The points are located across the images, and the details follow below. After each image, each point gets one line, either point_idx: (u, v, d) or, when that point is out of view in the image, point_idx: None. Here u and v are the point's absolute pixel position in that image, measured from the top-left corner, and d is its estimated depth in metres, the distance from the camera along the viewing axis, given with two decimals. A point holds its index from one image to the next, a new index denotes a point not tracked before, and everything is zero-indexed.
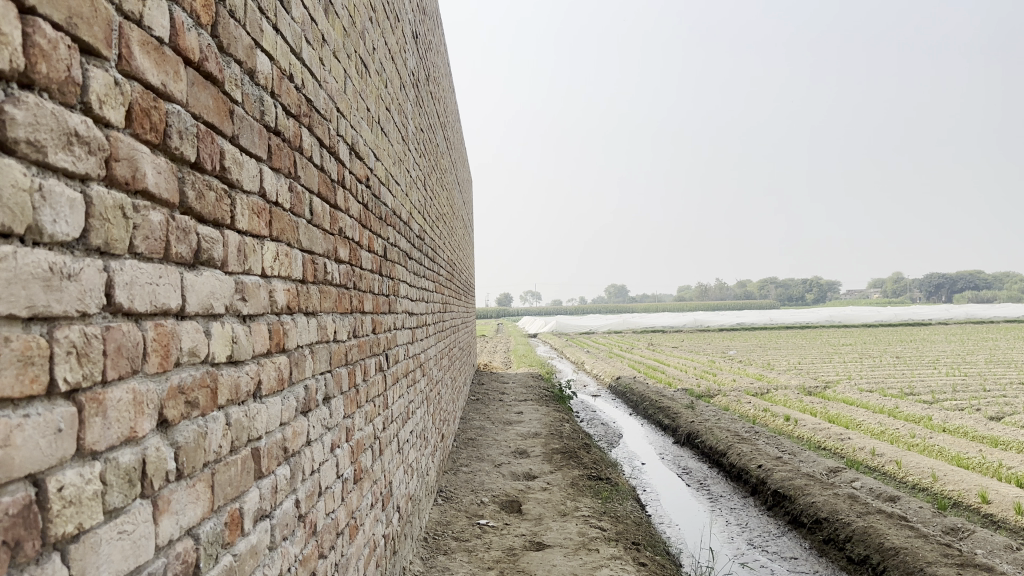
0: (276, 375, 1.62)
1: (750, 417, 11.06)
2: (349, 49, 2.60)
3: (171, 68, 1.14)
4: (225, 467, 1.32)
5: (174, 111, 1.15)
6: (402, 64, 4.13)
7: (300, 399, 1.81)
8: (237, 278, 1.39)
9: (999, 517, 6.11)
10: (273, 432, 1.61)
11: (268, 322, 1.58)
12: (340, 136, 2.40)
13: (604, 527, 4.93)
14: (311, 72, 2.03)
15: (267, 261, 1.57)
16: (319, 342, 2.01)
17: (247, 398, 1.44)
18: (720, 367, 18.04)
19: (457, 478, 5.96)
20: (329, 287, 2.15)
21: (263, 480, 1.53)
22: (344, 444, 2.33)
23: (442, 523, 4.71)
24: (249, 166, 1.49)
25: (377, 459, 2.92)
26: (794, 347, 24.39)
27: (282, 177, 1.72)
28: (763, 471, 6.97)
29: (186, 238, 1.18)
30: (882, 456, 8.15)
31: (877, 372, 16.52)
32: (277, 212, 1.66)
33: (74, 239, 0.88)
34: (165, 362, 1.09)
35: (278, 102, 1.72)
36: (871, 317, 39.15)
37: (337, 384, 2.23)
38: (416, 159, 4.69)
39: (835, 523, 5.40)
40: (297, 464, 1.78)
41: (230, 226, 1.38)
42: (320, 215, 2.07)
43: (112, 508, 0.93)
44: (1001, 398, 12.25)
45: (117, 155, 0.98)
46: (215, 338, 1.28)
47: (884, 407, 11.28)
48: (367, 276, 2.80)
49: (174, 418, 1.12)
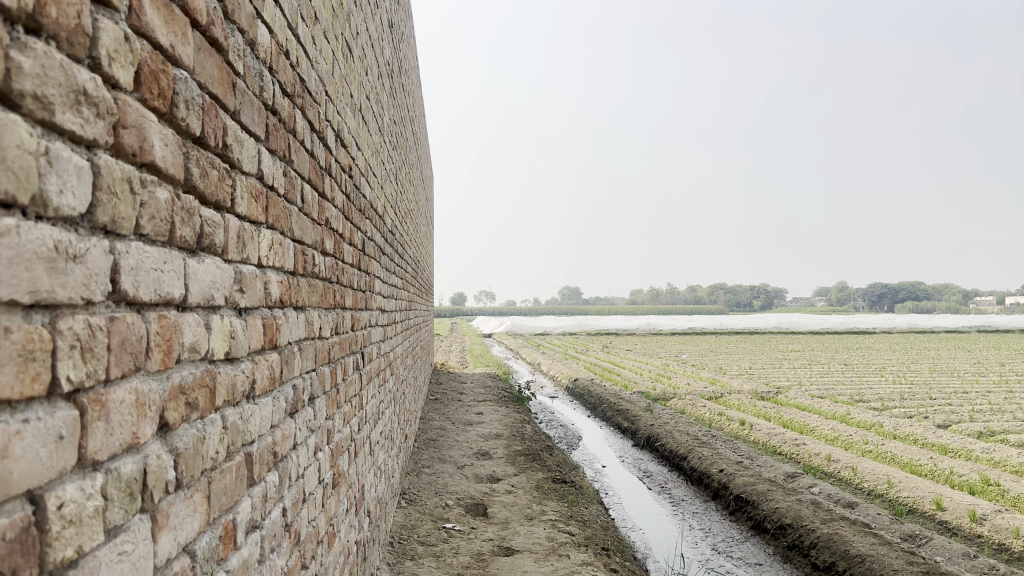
0: (268, 373, 1.49)
1: (706, 421, 11.13)
2: (337, 32, 2.47)
3: (179, 29, 1.02)
4: (221, 474, 1.20)
5: (181, 78, 1.03)
6: (380, 53, 4.01)
7: (289, 399, 1.69)
8: (236, 268, 1.27)
9: (954, 524, 6.20)
10: (265, 435, 1.48)
11: (263, 316, 1.45)
12: (328, 121, 2.27)
13: (573, 532, 4.87)
14: (304, 51, 1.91)
15: (263, 250, 1.44)
16: (306, 338, 1.88)
17: (243, 399, 1.32)
18: (674, 370, 18.19)
19: (420, 480, 5.84)
20: (316, 281, 2.03)
21: (254, 488, 1.40)
22: (326, 447, 2.21)
23: (408, 527, 4.59)
24: (248, 146, 1.36)
25: (352, 462, 2.80)
26: (745, 351, 24.69)
27: (278, 160, 1.59)
28: (725, 476, 6.97)
29: (190, 220, 1.06)
30: (838, 462, 8.23)
31: (827, 379, 16.78)
32: (273, 196, 1.53)
33: (80, 215, 0.75)
34: (167, 358, 0.97)
35: (275, 79, 1.59)
36: (816, 323, 39.97)
37: (321, 382, 2.11)
38: (390, 151, 4.57)
39: (800, 529, 5.41)
40: (285, 469, 1.65)
41: (231, 210, 1.25)
42: (310, 203, 1.94)
43: (112, 527, 0.81)
44: (947, 407, 12.53)
45: (125, 122, 0.86)
46: (215, 332, 1.16)
47: (836, 414, 11.45)
48: (349, 270, 2.68)
49: (175, 421, 1.00)
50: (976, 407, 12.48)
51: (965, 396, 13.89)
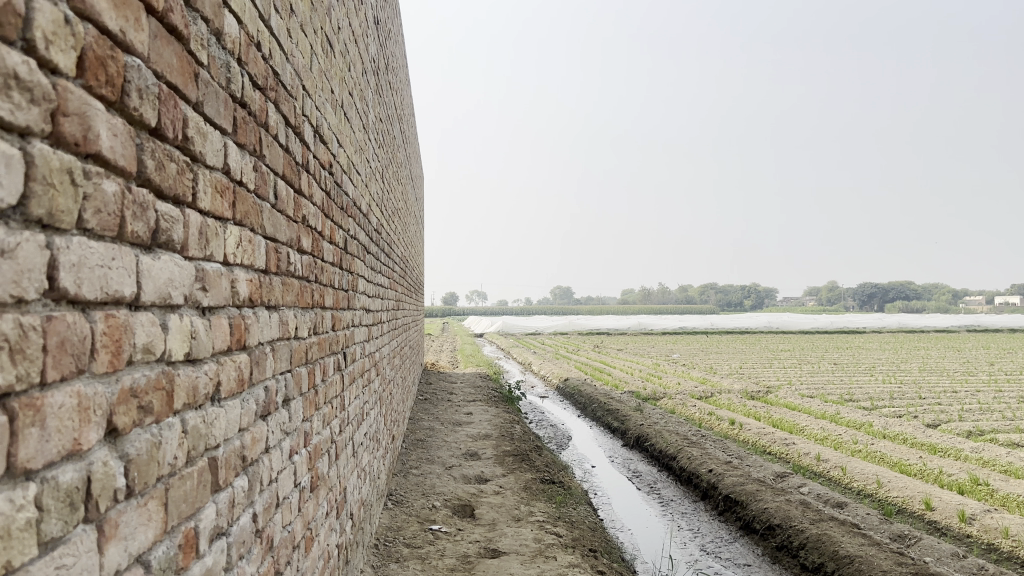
0: (235, 375, 1.44)
1: (696, 420, 11.12)
2: (316, 25, 2.42)
3: (131, 14, 0.97)
4: (180, 481, 1.15)
5: (134, 65, 0.98)
6: (365, 49, 3.95)
7: (260, 401, 1.63)
8: (198, 265, 1.22)
9: (943, 524, 6.19)
10: (232, 439, 1.43)
11: (229, 316, 1.40)
12: (305, 116, 2.22)
13: (561, 533, 4.83)
14: (278, 43, 1.85)
15: (229, 247, 1.39)
16: (280, 338, 1.83)
17: (205, 402, 1.27)
18: (664, 370, 18.17)
19: (407, 481, 5.79)
20: (291, 280, 1.98)
21: (219, 494, 1.36)
22: (303, 450, 2.16)
23: (393, 529, 4.54)
24: (213, 139, 1.31)
25: (333, 465, 2.74)
26: (735, 351, 24.72)
27: (246, 154, 1.54)
28: (714, 476, 6.95)
29: (143, 215, 1.01)
30: (827, 462, 8.21)
31: (817, 378, 16.77)
32: (241, 192, 1.47)
33: (9, 207, 0.71)
34: (117, 359, 0.93)
35: (244, 71, 1.53)
36: (806, 323, 40.07)
37: (297, 384, 2.06)
38: (375, 148, 4.51)
39: (789, 530, 5.38)
40: (255, 474, 1.60)
41: (192, 205, 1.20)
42: (284, 199, 1.89)
43: (49, 540, 0.76)
44: (937, 407, 12.55)
45: (66, 109, 0.81)
46: (173, 332, 1.11)
47: (826, 413, 11.44)
48: (329, 269, 2.63)
49: (125, 426, 0.96)
50: (965, 406, 12.50)
51: (954, 395, 13.90)
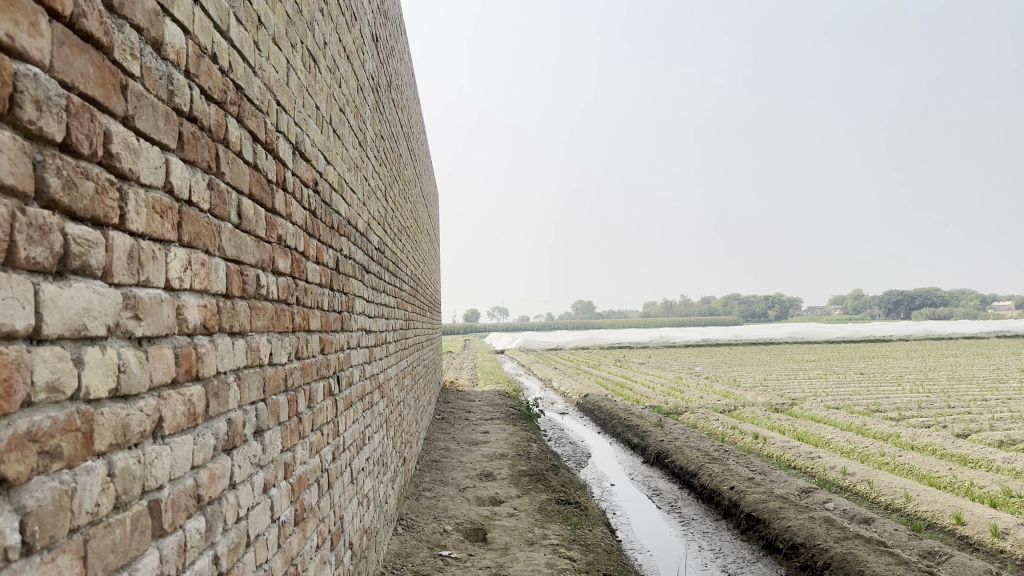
0: (184, 409, 1.33)
1: (718, 435, 10.90)
2: (294, 39, 2.33)
3: (24, 17, 0.86)
4: (106, 530, 1.04)
5: (28, 74, 0.88)
6: (360, 66, 3.89)
7: (221, 434, 1.53)
8: (127, 292, 1.12)
9: (975, 539, 5.96)
10: (182, 479, 1.32)
11: (174, 346, 1.29)
12: (281, 132, 2.14)
13: (574, 557, 4.68)
14: (242, 55, 1.76)
15: (173, 270, 1.29)
16: (248, 366, 1.73)
17: (143, 441, 1.17)
18: (686, 383, 17.92)
19: (419, 505, 5.66)
20: (263, 304, 1.88)
21: (165, 539, 1.25)
22: (282, 483, 2.05)
23: (402, 556, 4.41)
24: (149, 155, 1.21)
25: (324, 495, 2.64)
26: (758, 363, 24.38)
27: (198, 171, 1.44)
28: (735, 493, 6.75)
29: (45, 238, 0.91)
30: (854, 476, 7.98)
31: (843, 389, 16.44)
32: (188, 212, 1.38)
33: None
34: (7, 402, 0.83)
35: (195, 83, 1.44)
36: (831, 332, 39.55)
37: (273, 413, 1.95)
38: (375, 166, 4.43)
39: (813, 549, 5.18)
40: (215, 512, 1.50)
41: (120, 226, 1.11)
42: (252, 219, 1.79)
43: None
44: (967, 416, 12.22)
45: None
46: (91, 367, 1.01)
47: (852, 425, 11.18)
48: (315, 291, 2.53)
49: (20, 475, 0.85)
50: (996, 415, 12.15)
51: (984, 404, 13.54)
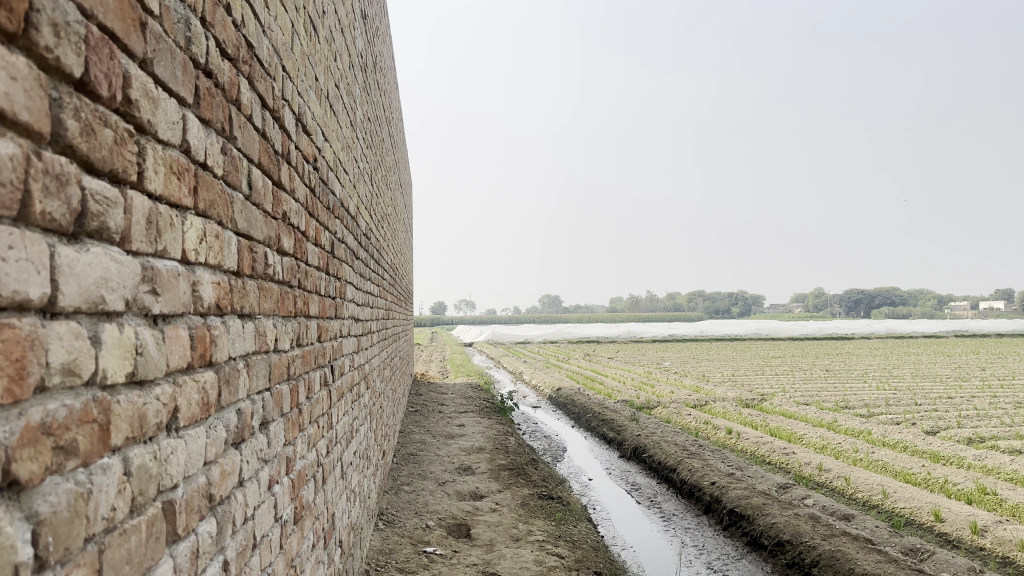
0: (198, 398, 1.18)
1: (692, 430, 10.88)
2: (297, 2, 2.17)
3: None
4: (121, 538, 0.89)
5: None
6: (352, 43, 3.70)
7: (231, 427, 1.38)
8: (144, 262, 0.97)
9: (954, 536, 5.97)
10: (195, 475, 1.17)
11: (189, 327, 1.14)
12: (286, 100, 1.97)
13: (562, 554, 4.59)
14: (253, 10, 1.60)
15: (190, 241, 1.14)
16: (256, 352, 1.58)
17: (158, 434, 1.02)
18: (656, 378, 17.91)
19: (399, 499, 5.51)
20: (269, 284, 1.73)
21: (178, 545, 1.10)
22: (284, 478, 1.90)
23: (386, 552, 4.27)
24: (167, 107, 1.06)
25: (319, 490, 2.50)
26: (726, 358, 24.53)
27: (212, 132, 1.29)
28: (717, 489, 6.71)
29: (61, 191, 0.76)
30: (830, 472, 7.99)
31: (811, 386, 16.55)
32: (204, 176, 1.22)
33: None
34: (19, 387, 0.68)
35: (210, 34, 1.28)
36: (795, 330, 40.00)
37: (276, 404, 1.80)
38: (363, 148, 4.26)
39: (800, 546, 5.14)
40: (225, 513, 1.35)
41: (138, 185, 0.96)
42: (260, 192, 1.64)
43: None
44: (934, 413, 12.35)
45: None
46: (109, 347, 0.86)
47: (823, 421, 11.24)
48: (314, 274, 2.38)
49: (32, 476, 0.70)
50: (963, 413, 12.30)
51: (950, 402, 13.72)
